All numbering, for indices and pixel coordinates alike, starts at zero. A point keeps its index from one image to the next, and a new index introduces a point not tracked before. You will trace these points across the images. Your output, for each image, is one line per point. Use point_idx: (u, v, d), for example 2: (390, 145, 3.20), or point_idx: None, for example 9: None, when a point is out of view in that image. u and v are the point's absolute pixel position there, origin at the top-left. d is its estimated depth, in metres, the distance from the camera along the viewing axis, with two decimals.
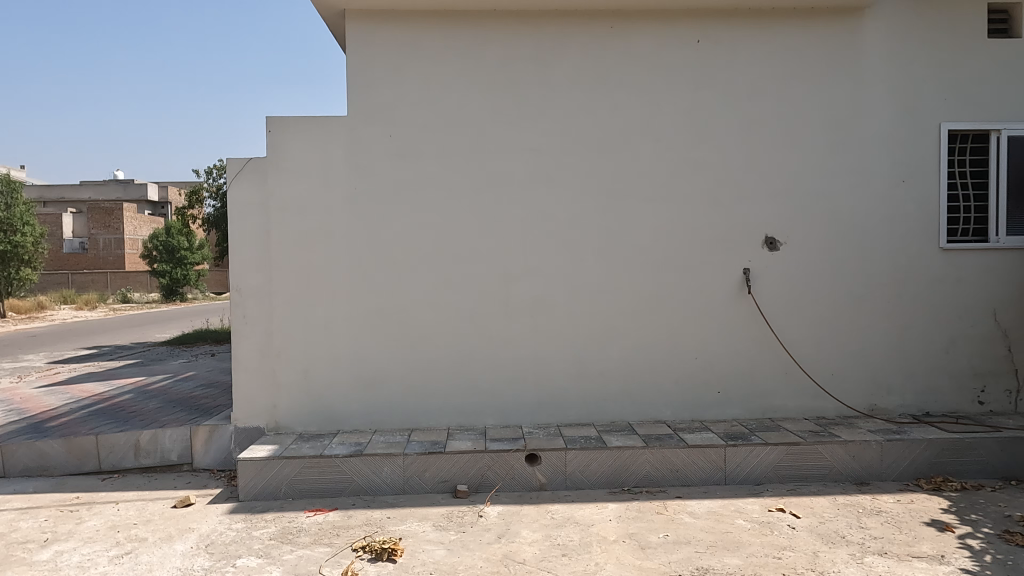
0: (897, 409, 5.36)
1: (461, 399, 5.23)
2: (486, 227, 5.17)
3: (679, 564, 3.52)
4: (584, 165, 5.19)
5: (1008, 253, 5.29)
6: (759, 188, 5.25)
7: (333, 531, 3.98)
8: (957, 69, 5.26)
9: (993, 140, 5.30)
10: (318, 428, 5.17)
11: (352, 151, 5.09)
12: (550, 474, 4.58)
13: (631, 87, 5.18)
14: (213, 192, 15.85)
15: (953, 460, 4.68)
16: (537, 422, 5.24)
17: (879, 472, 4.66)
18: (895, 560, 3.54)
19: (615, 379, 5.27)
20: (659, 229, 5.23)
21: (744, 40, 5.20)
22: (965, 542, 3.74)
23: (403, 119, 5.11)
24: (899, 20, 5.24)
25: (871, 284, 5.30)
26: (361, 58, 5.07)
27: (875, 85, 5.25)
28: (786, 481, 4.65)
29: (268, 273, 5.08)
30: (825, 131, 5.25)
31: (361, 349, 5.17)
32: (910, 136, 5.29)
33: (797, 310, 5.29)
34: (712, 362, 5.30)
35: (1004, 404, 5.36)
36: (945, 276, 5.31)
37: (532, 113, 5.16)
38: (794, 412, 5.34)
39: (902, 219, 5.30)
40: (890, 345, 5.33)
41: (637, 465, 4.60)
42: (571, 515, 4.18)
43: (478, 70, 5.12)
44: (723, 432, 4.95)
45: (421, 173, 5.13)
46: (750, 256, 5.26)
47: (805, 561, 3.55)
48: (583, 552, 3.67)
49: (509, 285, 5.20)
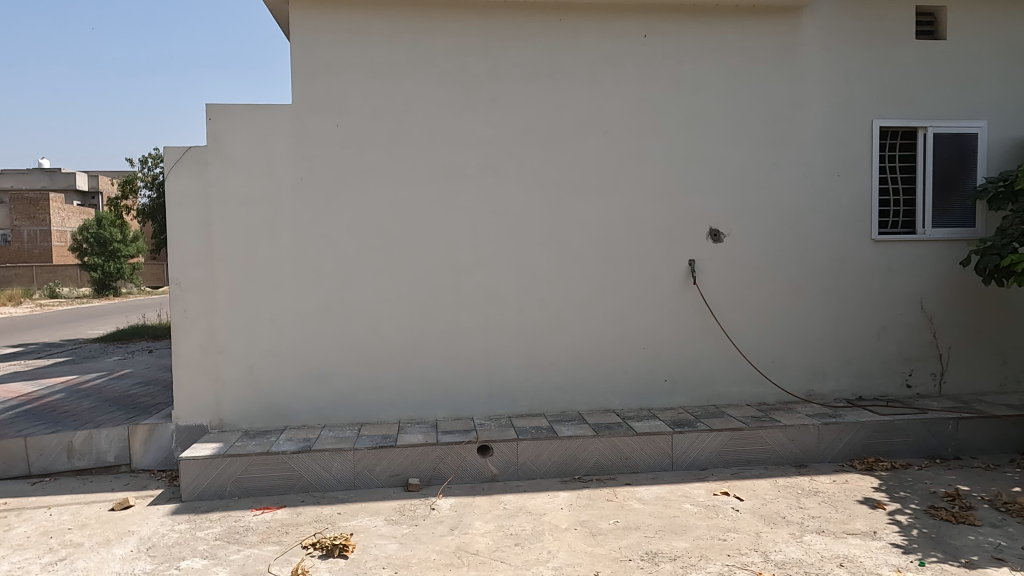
0: (833, 393, 5.60)
1: (411, 392, 5.19)
2: (435, 219, 5.13)
3: (629, 550, 3.59)
4: (533, 157, 5.20)
5: (933, 245, 5.60)
6: (703, 181, 5.38)
7: (282, 529, 3.90)
8: (887, 67, 5.50)
9: (921, 137, 5.58)
10: (265, 424, 5.05)
11: (297, 141, 4.96)
12: (502, 465, 4.61)
13: (580, 80, 5.22)
14: (150, 182, 15.23)
15: (884, 441, 4.93)
16: (488, 414, 5.25)
17: (816, 454, 4.87)
18: (832, 537, 3.72)
19: (565, 369, 5.33)
20: (607, 220, 5.30)
21: (688, 35, 5.30)
22: (895, 518, 3.96)
23: (349, 109, 5.01)
24: (834, 19, 5.44)
25: (809, 274, 5.51)
26: (306, 46, 4.94)
27: (812, 82, 5.44)
28: (729, 465, 4.80)
29: (209, 266, 4.91)
30: (765, 126, 5.42)
31: (310, 343, 5.07)
32: (844, 132, 5.50)
33: (739, 299, 5.45)
34: (660, 352, 5.42)
35: (930, 387, 5.68)
36: (876, 266, 5.57)
37: (482, 105, 5.14)
38: (738, 398, 5.51)
39: (837, 212, 5.52)
40: (826, 333, 5.56)
41: (587, 453, 4.67)
42: (523, 505, 4.22)
43: (428, 61, 5.07)
44: (670, 419, 5.08)
45: (368, 163, 5.05)
46: (695, 248, 5.39)
47: (748, 542, 3.68)
48: (535, 541, 3.71)
49: (460, 276, 5.18)
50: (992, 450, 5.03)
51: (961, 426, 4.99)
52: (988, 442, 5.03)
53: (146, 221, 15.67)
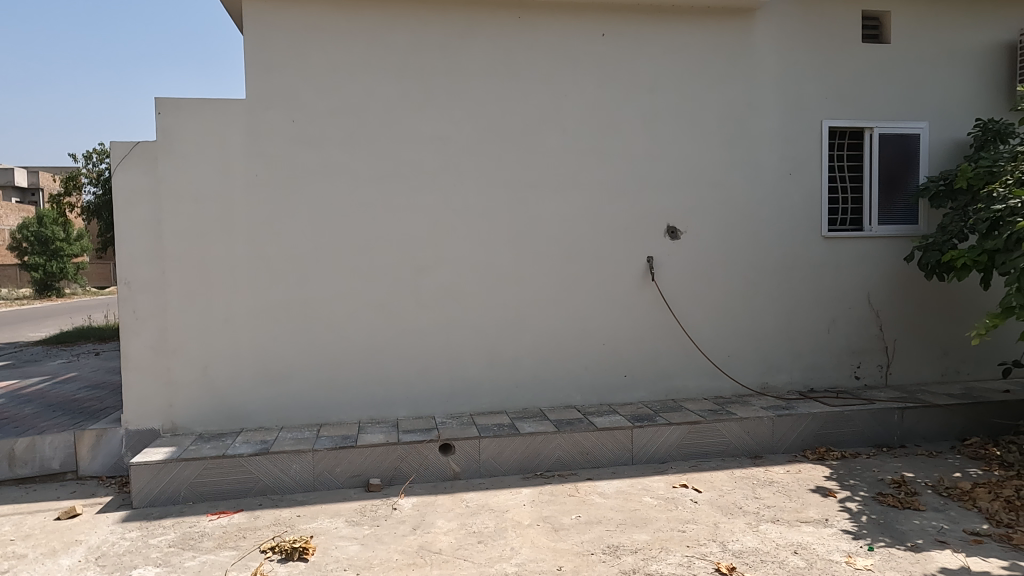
0: (786, 386, 5.76)
1: (370, 392, 5.13)
2: (395, 217, 5.08)
3: (591, 544, 3.63)
4: (493, 154, 5.20)
5: (878, 241, 5.81)
6: (660, 179, 5.46)
7: (239, 534, 3.82)
8: (835, 69, 5.68)
9: (867, 137, 5.78)
10: (220, 427, 4.92)
11: (251, 137, 4.85)
12: (464, 463, 4.59)
13: (539, 78, 5.24)
14: (95, 179, 14.66)
15: (834, 431, 5.10)
16: (450, 413, 5.23)
17: (771, 445, 5.00)
18: (786, 526, 3.83)
19: (526, 366, 5.34)
20: (566, 218, 5.33)
21: (645, 35, 5.37)
22: (845, 505, 4.10)
23: (305, 104, 4.92)
24: (785, 22, 5.58)
25: (763, 270, 5.65)
26: (259, 39, 4.83)
27: (764, 83, 5.58)
28: (687, 458, 4.90)
29: (160, 265, 4.76)
30: (720, 125, 5.53)
31: (266, 343, 4.96)
32: (795, 132, 5.66)
33: (696, 295, 5.56)
34: (619, 348, 5.48)
35: (877, 378, 5.89)
36: (826, 262, 5.75)
37: (441, 101, 5.10)
38: (695, 392, 5.62)
39: (789, 209, 5.68)
40: (779, 327, 5.72)
41: (549, 449, 4.70)
42: (486, 502, 4.22)
43: (385, 57, 5.01)
44: (630, 414, 5.15)
45: (325, 160, 4.96)
46: (653, 245, 5.47)
47: (707, 532, 3.76)
48: (498, 538, 3.71)
49: (420, 274, 5.14)
50: (934, 438, 5.25)
51: (906, 415, 5.19)
52: (931, 430, 5.25)
53: (91, 218, 15.08)
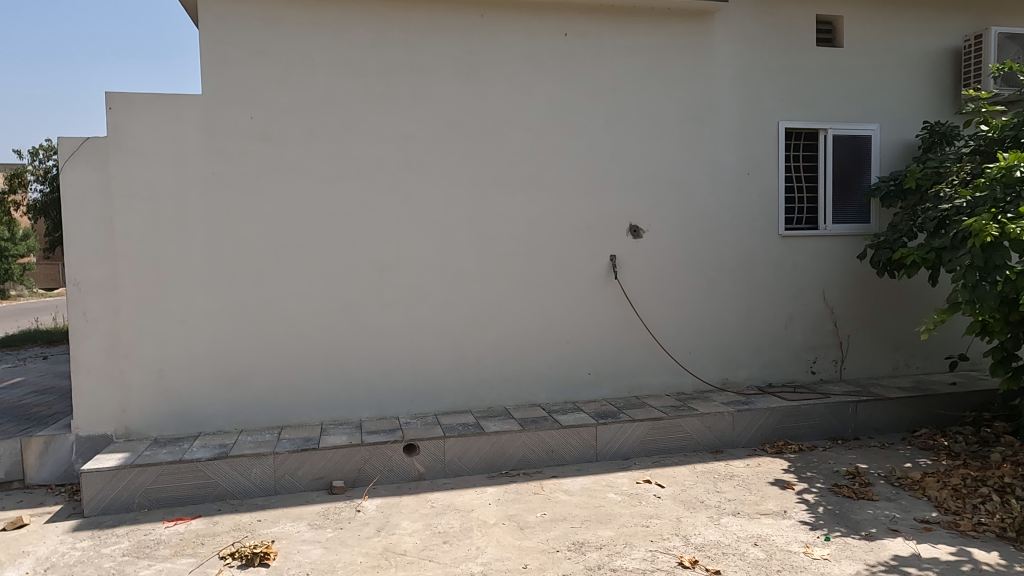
0: (745, 381, 5.88)
1: (333, 393, 5.05)
2: (357, 216, 5.01)
3: (556, 541, 3.64)
4: (456, 153, 5.18)
5: (832, 240, 5.97)
6: (622, 178, 5.51)
7: (197, 540, 3.72)
8: (790, 72, 5.82)
9: (821, 138, 5.93)
10: (176, 431, 4.79)
11: (207, 133, 4.73)
12: (428, 464, 4.56)
13: (502, 76, 5.23)
14: (42, 176, 14.12)
15: (792, 425, 5.22)
16: (414, 413, 5.19)
17: (731, 440, 5.10)
18: (746, 518, 3.90)
19: (490, 365, 5.33)
20: (530, 216, 5.34)
21: (607, 35, 5.41)
22: (803, 497, 4.20)
23: (264, 100, 4.82)
24: (743, 24, 5.69)
25: (723, 268, 5.76)
26: (215, 33, 4.71)
27: (723, 84, 5.68)
28: (650, 454, 4.96)
29: (112, 264, 4.61)
30: (681, 125, 5.61)
31: (224, 345, 4.85)
32: (753, 132, 5.78)
33: (658, 293, 5.63)
34: (583, 345, 5.52)
35: (832, 372, 6.06)
36: (783, 260, 5.89)
37: (403, 99, 5.06)
38: (657, 389, 5.69)
39: (747, 209, 5.80)
40: (738, 324, 5.83)
41: (514, 448, 4.71)
42: (451, 502, 4.20)
43: (346, 53, 4.94)
44: (594, 411, 5.19)
45: (285, 157, 4.87)
46: (616, 244, 5.52)
47: (670, 527, 3.81)
48: (464, 538, 3.70)
49: (383, 273, 5.09)
50: (886, 430, 5.43)
51: (859, 408, 5.35)
52: (883, 422, 5.42)
53: (38, 217, 14.52)
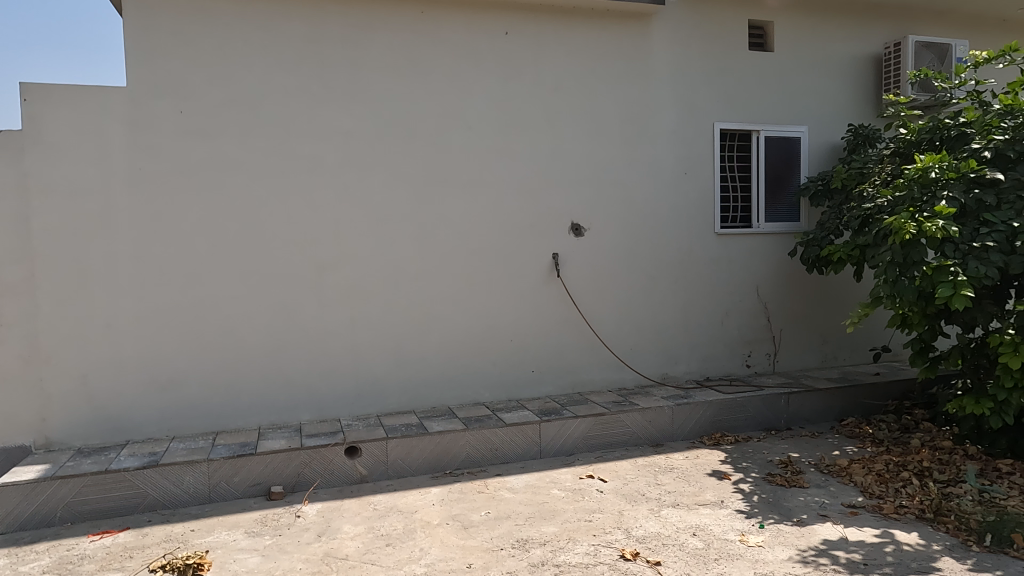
0: (685, 376, 6.02)
1: (271, 396, 4.91)
2: (295, 214, 4.89)
3: (500, 540, 3.65)
4: (397, 150, 5.11)
5: (765, 238, 6.18)
6: (563, 177, 5.56)
7: (125, 554, 3.55)
8: (724, 75, 5.99)
9: (754, 139, 6.13)
10: (102, 440, 4.55)
11: (133, 128, 4.52)
12: (371, 466, 4.49)
13: (443, 74, 5.20)
14: None
15: (728, 417, 5.38)
16: (356, 414, 5.09)
17: (671, 433, 5.21)
18: (685, 509, 4.00)
19: (434, 364, 5.29)
20: (472, 215, 5.33)
21: (547, 34, 5.45)
22: (739, 487, 4.34)
23: (194, 94, 4.64)
24: (679, 27, 5.83)
25: (662, 265, 5.88)
26: (140, 23, 4.50)
27: (661, 86, 5.80)
28: (593, 449, 5.02)
29: (28, 265, 4.35)
30: (620, 125, 5.70)
31: (154, 349, 4.65)
32: (690, 133, 5.92)
33: (600, 291, 5.71)
34: (526, 343, 5.54)
35: (766, 365, 6.28)
36: (719, 258, 6.06)
37: (342, 95, 4.96)
38: (600, 385, 5.77)
39: (685, 207, 5.94)
40: (677, 320, 5.97)
41: (458, 448, 4.68)
42: (394, 504, 4.15)
43: (282, 47, 4.81)
44: (538, 409, 5.22)
45: (218, 153, 4.70)
46: (558, 242, 5.57)
47: (612, 520, 3.87)
48: (407, 540, 3.66)
49: (323, 272, 4.98)
50: (816, 419, 5.66)
51: (791, 399, 5.56)
52: (814, 412, 5.65)
53: None
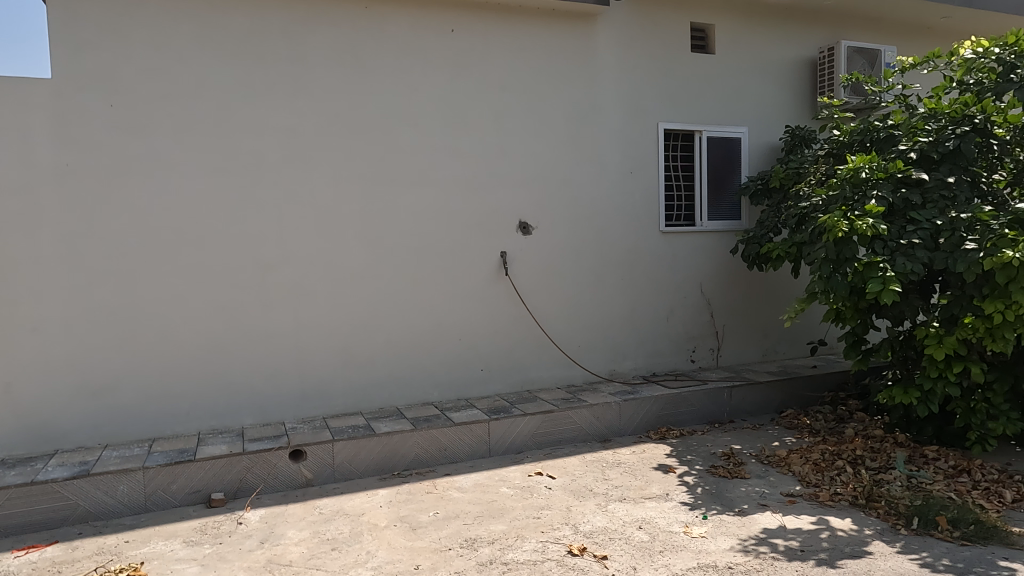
0: (632, 372, 6.12)
1: (211, 400, 4.76)
2: (235, 213, 4.75)
3: (449, 540, 3.63)
4: (341, 148, 5.02)
5: (708, 236, 6.33)
6: (511, 175, 5.57)
7: (53, 569, 3.38)
8: (668, 76, 6.11)
9: (697, 139, 6.27)
10: (28, 450, 4.33)
11: (59, 122, 4.31)
12: (316, 469, 4.41)
13: (388, 71, 5.13)
14: None
15: (674, 412, 5.50)
16: (301, 417, 4.99)
17: (618, 428, 5.29)
18: (631, 503, 4.07)
19: (381, 365, 5.23)
20: (420, 213, 5.28)
21: (494, 33, 5.44)
22: (683, 479, 4.44)
23: (126, 87, 4.45)
24: (624, 28, 5.91)
25: (609, 263, 5.96)
26: (67, 12, 4.29)
27: (606, 86, 5.87)
28: (542, 446, 5.05)
29: None
30: (567, 125, 5.75)
31: (85, 353, 4.44)
32: (635, 133, 6.01)
33: (548, 289, 5.75)
34: (475, 342, 5.53)
35: (710, 360, 6.43)
36: (664, 255, 6.18)
37: (284, 90, 4.84)
38: (549, 382, 5.81)
39: (631, 206, 6.03)
40: (624, 316, 6.06)
41: (406, 448, 4.64)
42: (340, 507, 4.08)
43: (220, 40, 4.66)
44: (487, 407, 5.21)
45: (152, 149, 4.53)
46: (506, 241, 5.57)
47: (560, 517, 3.90)
48: (353, 544, 3.60)
49: (265, 272, 4.85)
50: (757, 412, 5.83)
51: (734, 393, 5.72)
52: (755, 405, 5.82)
53: None
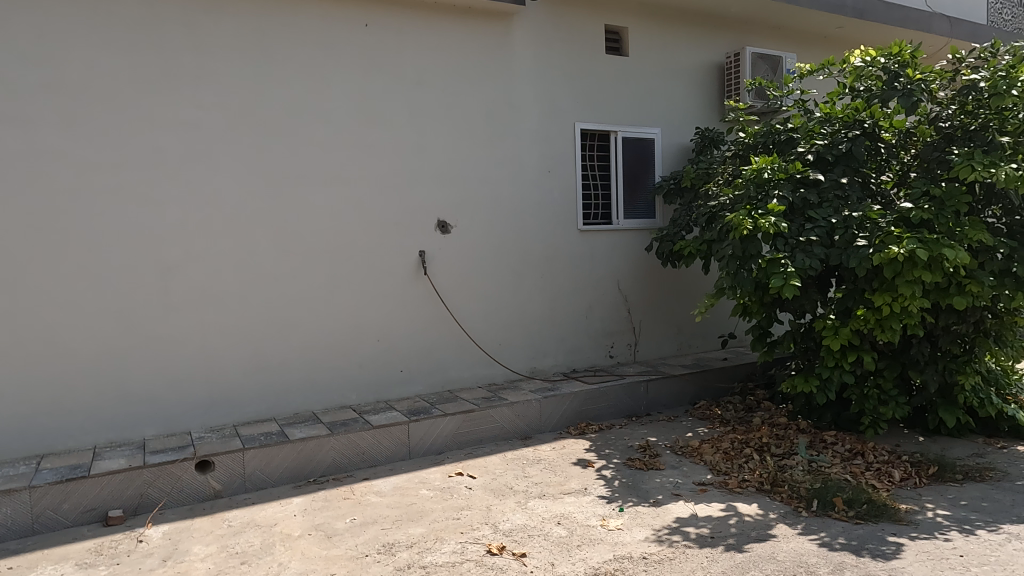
0: (552, 368, 6.18)
1: (107, 411, 4.46)
2: (132, 212, 4.47)
3: (366, 546, 3.55)
4: (249, 144, 4.82)
5: (624, 234, 6.48)
6: (429, 174, 5.50)
7: None
8: (584, 77, 6.20)
9: (613, 140, 6.40)
10: None
11: None
12: (226, 480, 4.21)
13: (299, 65, 4.96)
14: None
15: (592, 407, 5.59)
16: (209, 426, 4.75)
17: (538, 425, 5.33)
18: (551, 500, 4.11)
19: (295, 369, 5.06)
20: (334, 212, 5.14)
21: (409, 29, 5.36)
22: (602, 473, 4.52)
23: (5, 75, 4.10)
24: (541, 29, 5.96)
25: (528, 261, 6.00)
26: None
27: (523, 85, 5.90)
28: (463, 446, 5.02)
29: None
30: (484, 123, 5.74)
31: None
32: (552, 132, 6.08)
33: (467, 287, 5.72)
34: (394, 343, 5.44)
35: (627, 355, 6.59)
36: (582, 253, 6.28)
37: (185, 83, 4.60)
38: (470, 381, 5.79)
39: (549, 204, 6.09)
40: (544, 314, 6.12)
41: (322, 454, 4.50)
42: (251, 518, 3.91)
43: (113, 27, 4.37)
44: (406, 409, 5.14)
45: (36, 143, 4.19)
46: (424, 240, 5.51)
47: (479, 516, 3.89)
48: (265, 556, 3.47)
49: (168, 275, 4.60)
50: (673, 404, 6.02)
51: (650, 387, 5.88)
52: (670, 398, 6.00)
53: None
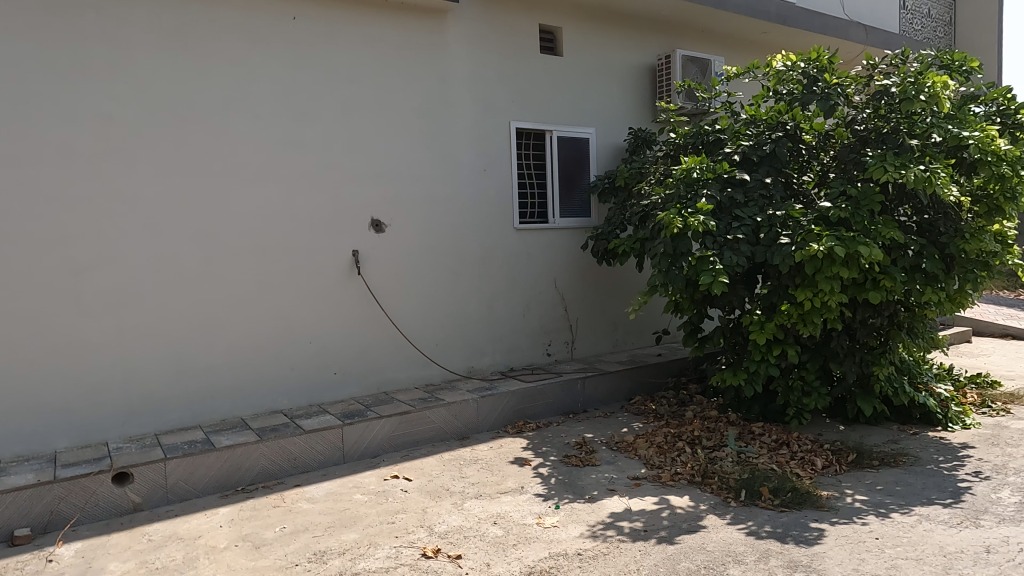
0: (490, 367, 6.17)
1: (13, 423, 4.17)
2: (40, 210, 4.19)
3: (296, 555, 3.44)
4: (169, 139, 4.60)
5: (560, 232, 6.53)
6: (362, 171, 5.39)
7: None
8: (519, 76, 6.21)
9: (548, 139, 6.44)
10: None
11: None
12: (146, 492, 4.01)
13: (222, 57, 4.77)
14: None
15: (530, 405, 5.61)
16: (128, 436, 4.51)
17: (476, 425, 5.30)
18: (487, 500, 4.09)
19: (222, 373, 4.86)
20: (263, 210, 4.97)
21: (340, 23, 5.24)
22: (538, 471, 4.54)
23: None
24: (475, 27, 5.93)
25: (464, 260, 5.96)
26: None
27: (458, 83, 5.86)
28: (399, 448, 4.94)
29: None
30: (419, 120, 5.67)
31: None
32: (488, 131, 6.06)
33: (403, 287, 5.64)
34: (327, 345, 5.31)
35: (564, 353, 6.64)
36: (519, 252, 6.28)
37: (98, 73, 4.34)
38: (406, 382, 5.70)
39: (485, 203, 6.07)
40: (481, 313, 6.09)
41: (250, 461, 4.34)
42: (174, 532, 3.74)
43: (15, 13, 4.09)
44: (340, 412, 5.02)
45: None
46: (358, 239, 5.40)
47: (415, 520, 3.83)
48: (187, 571, 3.31)
49: (80, 277, 4.34)
50: (609, 400, 6.10)
51: (586, 384, 5.94)
52: (606, 394, 6.08)
53: None
